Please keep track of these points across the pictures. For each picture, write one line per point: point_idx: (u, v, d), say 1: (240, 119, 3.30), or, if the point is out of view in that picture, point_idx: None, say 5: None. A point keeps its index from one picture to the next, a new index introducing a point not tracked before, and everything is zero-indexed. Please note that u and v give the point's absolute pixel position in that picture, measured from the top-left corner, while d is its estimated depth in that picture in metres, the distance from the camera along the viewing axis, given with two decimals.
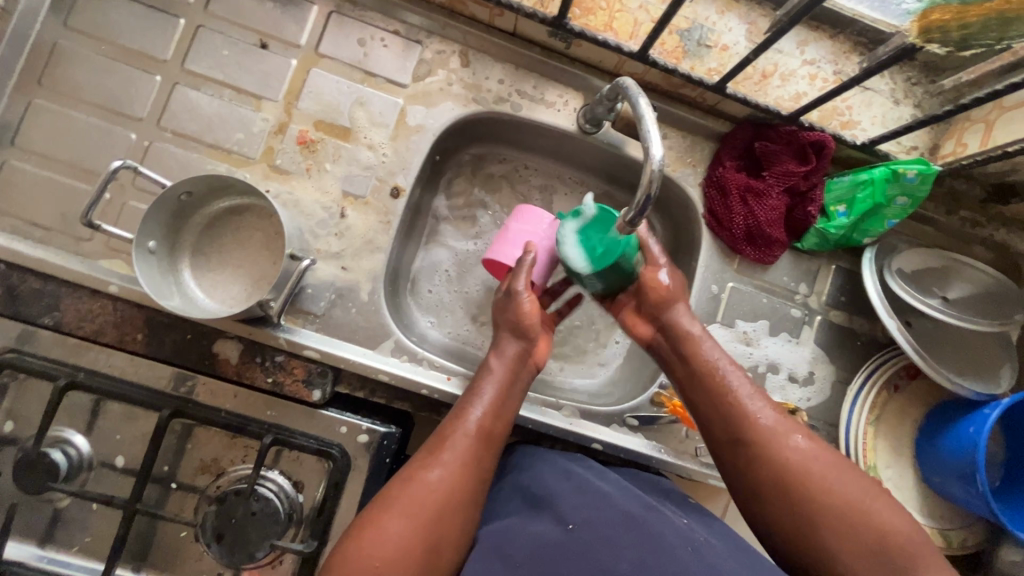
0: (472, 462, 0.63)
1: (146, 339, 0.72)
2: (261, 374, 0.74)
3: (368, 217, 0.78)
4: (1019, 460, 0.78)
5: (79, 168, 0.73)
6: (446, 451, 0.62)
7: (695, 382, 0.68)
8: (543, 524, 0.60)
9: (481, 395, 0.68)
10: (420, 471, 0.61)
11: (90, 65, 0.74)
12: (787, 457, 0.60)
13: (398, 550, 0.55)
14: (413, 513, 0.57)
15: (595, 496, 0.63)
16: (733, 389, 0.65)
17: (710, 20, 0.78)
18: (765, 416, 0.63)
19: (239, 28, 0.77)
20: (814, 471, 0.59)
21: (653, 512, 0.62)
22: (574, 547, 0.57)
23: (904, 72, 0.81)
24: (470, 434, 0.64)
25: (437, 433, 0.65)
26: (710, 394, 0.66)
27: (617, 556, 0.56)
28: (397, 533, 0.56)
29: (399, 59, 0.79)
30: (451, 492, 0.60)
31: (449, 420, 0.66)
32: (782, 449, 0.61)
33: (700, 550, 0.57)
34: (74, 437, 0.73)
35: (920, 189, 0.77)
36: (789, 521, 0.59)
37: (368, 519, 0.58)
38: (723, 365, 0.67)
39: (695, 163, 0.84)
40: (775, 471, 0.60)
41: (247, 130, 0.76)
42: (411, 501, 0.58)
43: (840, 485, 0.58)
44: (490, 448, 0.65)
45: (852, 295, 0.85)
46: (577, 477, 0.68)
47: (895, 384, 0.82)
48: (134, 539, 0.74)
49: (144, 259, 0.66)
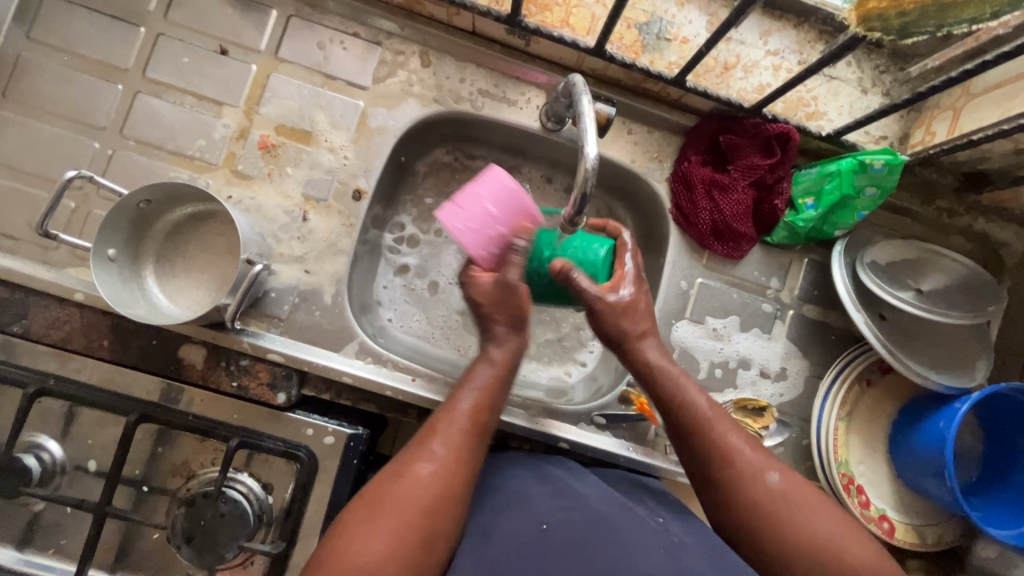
0: (466, 454, 0.59)
1: (113, 346, 0.73)
2: (226, 377, 0.75)
3: (330, 221, 0.78)
4: (997, 456, 0.76)
5: (45, 178, 0.75)
6: (438, 445, 0.58)
7: (672, 416, 0.64)
8: (517, 522, 0.57)
9: (472, 384, 0.64)
10: (412, 466, 0.57)
11: (53, 76, 0.75)
12: (761, 493, 0.59)
13: (391, 549, 0.51)
14: (404, 510, 0.54)
15: (572, 499, 0.60)
16: (709, 425, 0.62)
17: (669, 14, 0.78)
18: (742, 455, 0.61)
19: (198, 34, 0.77)
20: (787, 510, 0.58)
21: (627, 513, 0.60)
22: (547, 548, 0.54)
23: (871, 60, 0.80)
24: (463, 426, 0.60)
25: (428, 425, 0.61)
26: (681, 433, 0.63)
27: (594, 557, 0.52)
28: (390, 531, 0.52)
29: (359, 61, 0.79)
30: (445, 486, 0.56)
31: (439, 412, 0.62)
32: (756, 484, 0.59)
33: (673, 553, 0.55)
34: (48, 442, 0.74)
35: (888, 179, 0.75)
36: (765, 537, 0.58)
37: (348, 520, 0.54)
38: (697, 404, 0.63)
39: (662, 158, 0.82)
40: (750, 508, 0.58)
41: (208, 137, 0.77)
42: (400, 499, 0.54)
43: (815, 525, 0.57)
44: (483, 439, 0.61)
45: (825, 289, 0.84)
46: (555, 481, 0.65)
47: (868, 379, 0.81)
48: (107, 542, 0.75)
49: (103, 268, 0.67)
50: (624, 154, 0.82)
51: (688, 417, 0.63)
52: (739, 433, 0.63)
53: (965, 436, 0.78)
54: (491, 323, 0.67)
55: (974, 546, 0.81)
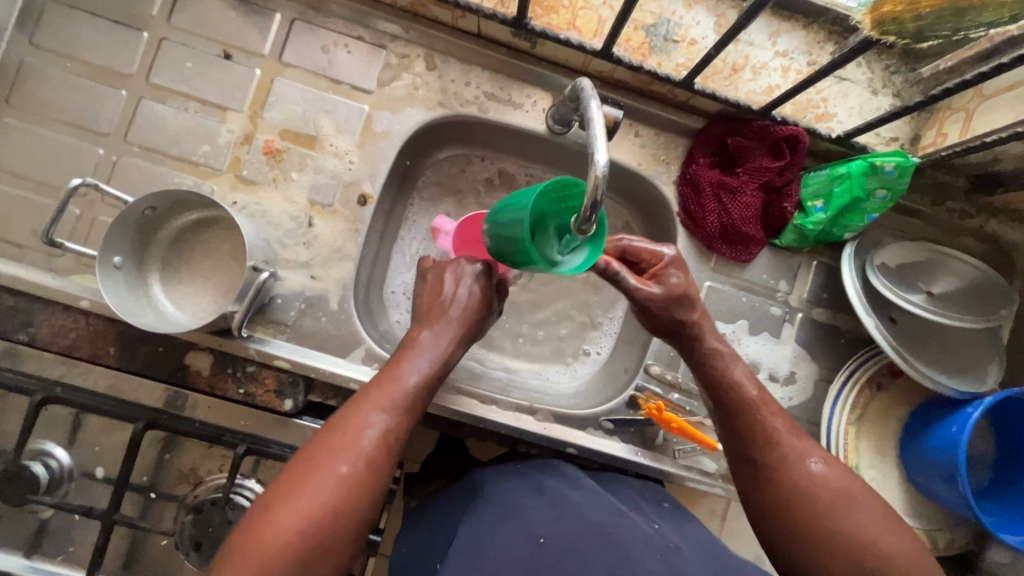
0: (402, 421, 0.59)
1: (119, 352, 0.73)
2: (233, 385, 0.74)
3: (336, 225, 0.78)
4: (1009, 459, 0.75)
5: (49, 185, 0.74)
6: (375, 410, 0.58)
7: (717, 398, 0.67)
8: (515, 535, 0.57)
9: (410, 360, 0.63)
10: (338, 440, 0.56)
11: (57, 82, 0.75)
12: (801, 479, 0.58)
13: (321, 509, 0.52)
14: (338, 473, 0.54)
15: (568, 512, 0.59)
16: (751, 404, 0.64)
17: (677, 14, 0.77)
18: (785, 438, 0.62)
19: (202, 39, 0.76)
20: (818, 499, 0.57)
21: (622, 521, 0.59)
22: (543, 563, 0.53)
23: (881, 60, 0.79)
24: (397, 403, 0.60)
25: (365, 390, 0.60)
26: (729, 415, 0.65)
27: (585, 569, 0.52)
28: (320, 495, 0.52)
29: (364, 65, 0.78)
30: (369, 463, 0.56)
31: (379, 378, 0.62)
32: (797, 469, 0.59)
33: (669, 555, 0.55)
34: (55, 449, 0.74)
35: (899, 182, 0.74)
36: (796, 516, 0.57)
37: (286, 476, 0.54)
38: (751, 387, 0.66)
39: (670, 161, 0.82)
40: (774, 487, 0.59)
41: (213, 142, 0.76)
42: (332, 462, 0.54)
43: (845, 508, 0.56)
44: (410, 416, 0.60)
45: (834, 292, 0.83)
46: (551, 492, 0.64)
47: (878, 383, 0.81)
48: (115, 549, 0.74)
49: (108, 275, 0.67)
50: (631, 157, 0.81)
51: (736, 400, 0.65)
52: (784, 416, 0.63)
53: (976, 439, 0.77)
54: (440, 303, 0.68)
55: (983, 550, 0.81)
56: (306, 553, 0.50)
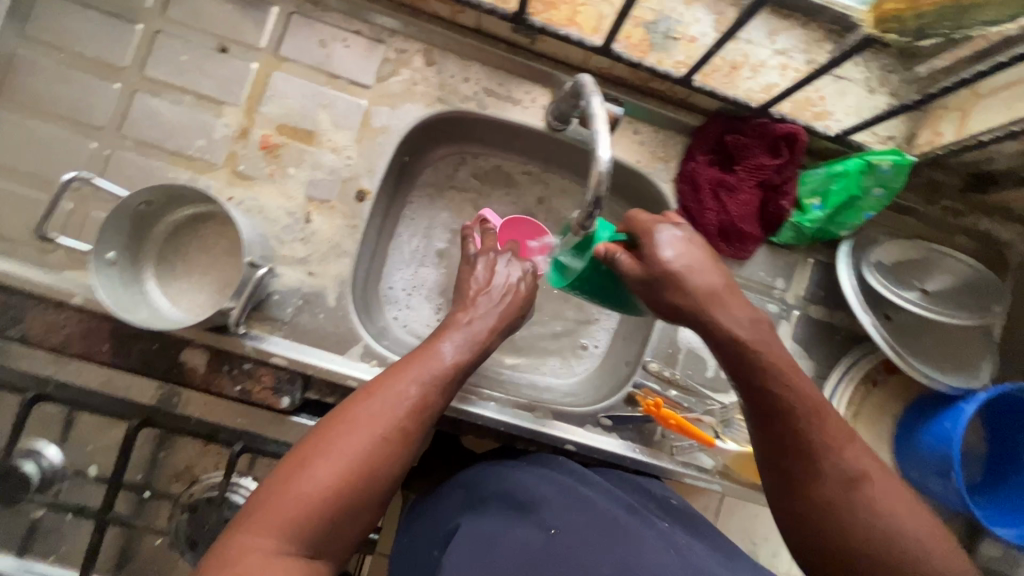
0: (437, 395, 0.59)
1: (112, 349, 0.72)
2: (229, 382, 0.73)
3: (333, 221, 0.77)
4: (1002, 454, 0.76)
5: (40, 179, 0.73)
6: (414, 381, 0.58)
7: (757, 401, 0.55)
8: (524, 526, 0.58)
9: (450, 339, 0.64)
10: (376, 404, 0.55)
11: (49, 74, 0.73)
12: (845, 497, 0.53)
13: (351, 467, 0.51)
14: (372, 434, 0.53)
15: (582, 502, 0.61)
16: (795, 413, 0.54)
17: (677, 12, 0.78)
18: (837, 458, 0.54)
19: (197, 31, 0.75)
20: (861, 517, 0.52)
21: (636, 517, 0.61)
22: (556, 552, 0.54)
23: (878, 59, 0.80)
24: (436, 379, 0.59)
25: (405, 361, 0.60)
26: (769, 421, 0.55)
27: (600, 559, 0.53)
28: (350, 453, 0.52)
29: (362, 59, 0.78)
30: (403, 432, 0.55)
31: (418, 351, 0.62)
32: (840, 485, 0.53)
33: (682, 551, 0.57)
34: (46, 448, 0.70)
35: (895, 179, 0.75)
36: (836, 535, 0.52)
37: (318, 433, 0.53)
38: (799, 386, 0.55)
39: (668, 158, 0.82)
40: (819, 502, 0.53)
41: (208, 137, 0.75)
42: (368, 424, 0.54)
43: (898, 533, 0.51)
44: (447, 394, 0.60)
45: (830, 289, 0.84)
46: (561, 483, 0.64)
47: (873, 378, 0.83)
48: (108, 549, 0.73)
49: (104, 270, 0.66)
50: (630, 154, 0.81)
51: (780, 405, 0.55)
52: (830, 420, 0.55)
53: (969, 435, 0.78)
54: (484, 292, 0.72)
55: (975, 545, 0.82)
56: (330, 509, 0.50)
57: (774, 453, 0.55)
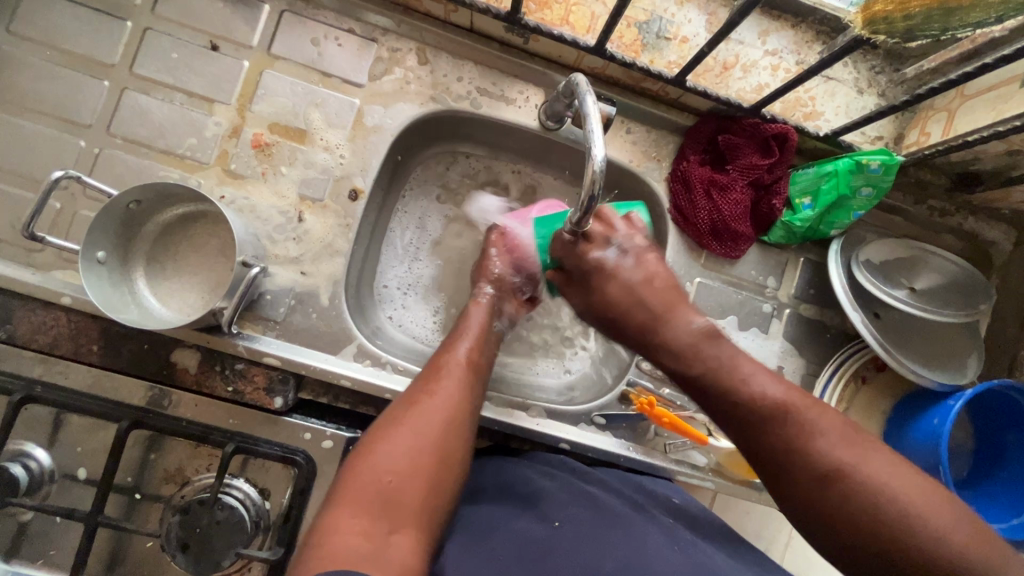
0: (469, 388, 0.64)
1: (102, 350, 0.71)
2: (221, 383, 0.73)
3: (326, 220, 0.77)
4: (988, 449, 0.78)
5: (26, 178, 0.72)
6: (445, 377, 0.63)
7: (719, 407, 0.57)
8: (527, 519, 0.59)
9: (474, 337, 0.70)
10: (423, 395, 0.61)
11: (36, 72, 0.72)
12: (836, 486, 0.49)
13: (411, 459, 0.55)
14: (423, 426, 0.57)
15: (584, 497, 0.62)
16: (756, 408, 0.54)
17: (669, 12, 0.78)
18: (821, 454, 0.50)
19: (187, 29, 0.75)
20: (858, 499, 0.48)
21: (637, 513, 0.62)
22: (559, 542, 0.56)
23: (867, 60, 0.81)
24: (463, 375, 0.65)
25: (431, 364, 0.66)
26: (734, 423, 0.55)
27: (603, 555, 0.54)
28: (408, 446, 0.55)
29: (355, 58, 0.77)
30: (455, 415, 0.60)
31: (440, 354, 0.68)
32: (828, 475, 0.49)
33: (685, 549, 0.57)
34: (35, 451, 0.72)
35: (884, 180, 0.76)
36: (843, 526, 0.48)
37: (370, 436, 0.57)
38: (763, 387, 0.54)
39: (661, 158, 0.82)
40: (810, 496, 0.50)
41: (199, 135, 0.75)
42: (418, 419, 0.58)
43: (902, 507, 0.47)
44: (482, 381, 0.66)
45: (821, 288, 0.84)
46: (562, 478, 0.66)
47: (863, 376, 0.83)
48: (98, 552, 0.72)
49: (91, 270, 0.65)
50: (623, 154, 0.82)
51: (739, 404, 0.55)
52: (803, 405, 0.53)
53: (957, 431, 0.79)
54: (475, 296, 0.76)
55: None
56: (403, 500, 0.52)
57: (755, 454, 0.54)
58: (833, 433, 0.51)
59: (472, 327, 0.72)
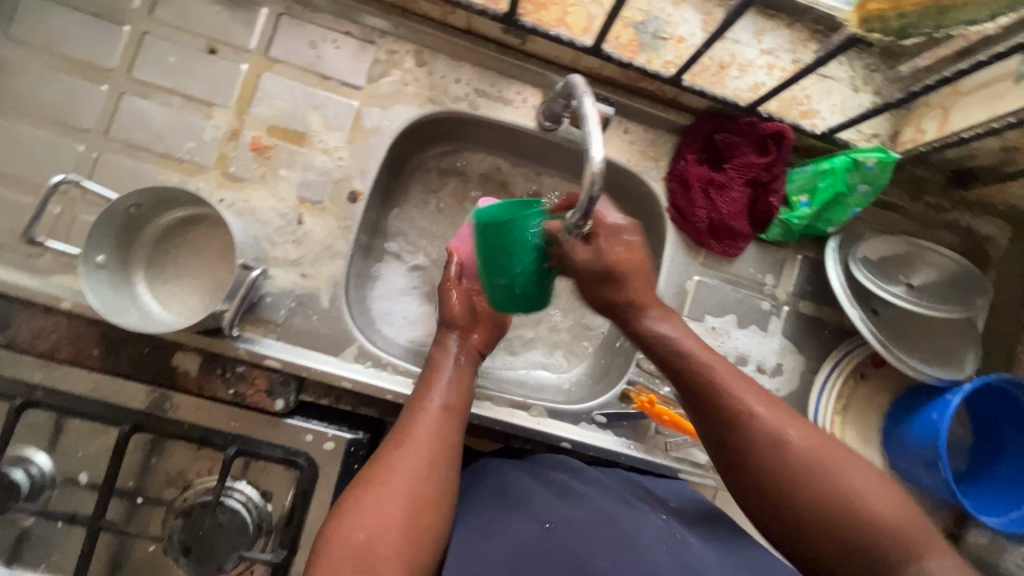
0: (443, 438, 0.64)
1: (103, 354, 0.71)
2: (222, 385, 0.73)
3: (326, 222, 0.77)
4: (987, 443, 0.78)
5: (25, 182, 0.72)
6: (415, 429, 0.63)
7: (680, 385, 0.57)
8: (520, 521, 0.58)
9: (446, 380, 0.69)
10: (392, 452, 0.61)
11: (33, 77, 0.72)
12: (785, 463, 0.52)
13: (385, 517, 0.55)
14: (393, 483, 0.58)
15: (576, 498, 0.62)
16: (716, 385, 0.55)
17: (665, 12, 0.79)
18: (756, 428, 0.53)
19: (186, 33, 0.75)
20: (803, 474, 0.51)
21: (632, 511, 0.61)
22: (550, 546, 0.55)
23: (862, 58, 0.81)
24: (433, 426, 0.64)
25: (402, 416, 0.66)
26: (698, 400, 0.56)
27: (594, 555, 0.53)
28: (381, 505, 0.56)
29: (353, 61, 0.78)
30: (428, 469, 0.60)
31: (411, 403, 0.67)
32: (777, 453, 0.52)
33: (679, 546, 0.56)
34: (36, 455, 0.71)
35: (880, 177, 0.76)
36: (785, 499, 0.52)
37: (346, 498, 0.58)
38: (715, 364, 0.56)
39: (658, 157, 0.83)
40: (766, 473, 0.52)
41: (198, 139, 0.75)
42: (388, 478, 0.58)
43: (841, 484, 0.51)
44: (458, 425, 0.66)
45: (819, 285, 0.85)
46: (557, 482, 0.65)
47: (861, 372, 0.84)
48: (101, 556, 0.72)
49: (93, 275, 0.65)
50: (621, 154, 0.82)
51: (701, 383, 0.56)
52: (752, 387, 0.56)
53: (955, 426, 0.80)
54: (442, 333, 0.75)
55: (963, 535, 0.84)
56: (382, 559, 0.53)
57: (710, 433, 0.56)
58: (779, 411, 0.54)
59: (445, 369, 0.71)
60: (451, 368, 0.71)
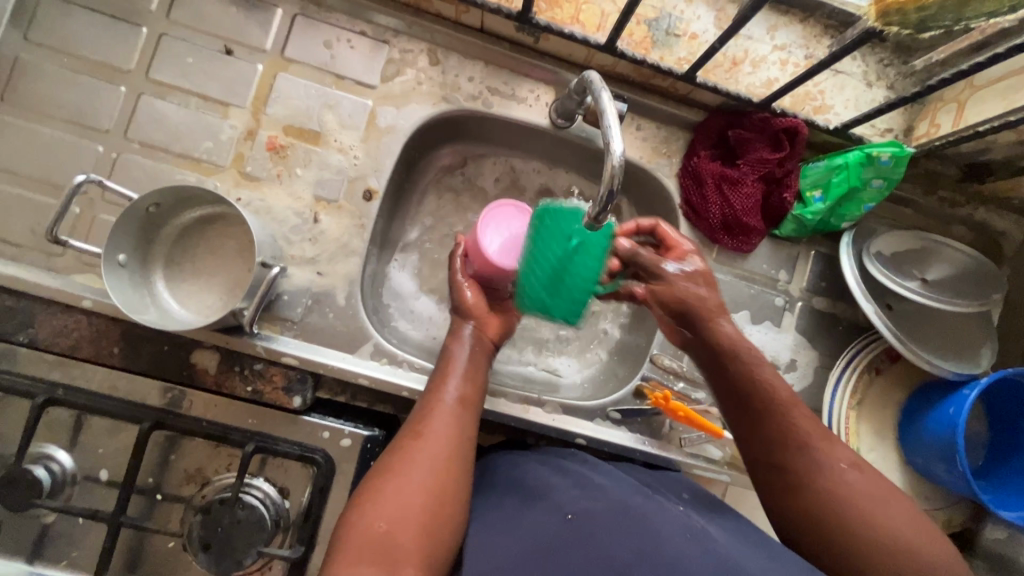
0: (459, 428, 0.64)
1: (123, 352, 0.72)
2: (240, 383, 0.73)
3: (341, 221, 0.77)
4: (1003, 438, 0.78)
5: (45, 182, 0.73)
6: (432, 420, 0.64)
7: (739, 401, 0.65)
8: (540, 512, 0.59)
9: (460, 371, 0.69)
10: (410, 443, 0.61)
11: (53, 79, 0.73)
12: (832, 484, 0.58)
13: (406, 506, 0.56)
14: (413, 473, 0.58)
15: (595, 491, 0.62)
16: (774, 404, 0.63)
17: (678, 9, 0.79)
18: (807, 450, 0.60)
19: (202, 34, 0.76)
20: (848, 497, 0.57)
21: (650, 503, 0.61)
22: (573, 536, 0.55)
23: (875, 53, 0.81)
24: (449, 416, 0.64)
25: (418, 407, 0.66)
26: (757, 414, 0.63)
27: (615, 545, 0.54)
28: (400, 494, 0.57)
29: (367, 60, 0.78)
30: (446, 459, 0.61)
31: (427, 393, 0.68)
32: (826, 474, 0.59)
33: (699, 537, 0.56)
34: (57, 452, 0.72)
35: (894, 171, 0.76)
36: (827, 518, 0.57)
37: (366, 487, 0.58)
38: (776, 388, 0.64)
39: (671, 154, 0.83)
40: (811, 487, 0.59)
41: (215, 139, 0.76)
42: (408, 467, 0.59)
43: (881, 511, 0.56)
44: (473, 416, 0.66)
45: (833, 280, 0.85)
46: (574, 474, 0.66)
47: (877, 367, 0.83)
48: (121, 553, 0.73)
49: (114, 274, 0.66)
50: (634, 150, 0.82)
51: (759, 402, 0.64)
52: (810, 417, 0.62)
53: (971, 420, 0.80)
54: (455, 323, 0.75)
55: (980, 529, 0.84)
56: (403, 546, 0.53)
57: (761, 446, 0.63)
58: (830, 438, 0.61)
59: (459, 361, 0.70)
60: (464, 359, 0.71)
